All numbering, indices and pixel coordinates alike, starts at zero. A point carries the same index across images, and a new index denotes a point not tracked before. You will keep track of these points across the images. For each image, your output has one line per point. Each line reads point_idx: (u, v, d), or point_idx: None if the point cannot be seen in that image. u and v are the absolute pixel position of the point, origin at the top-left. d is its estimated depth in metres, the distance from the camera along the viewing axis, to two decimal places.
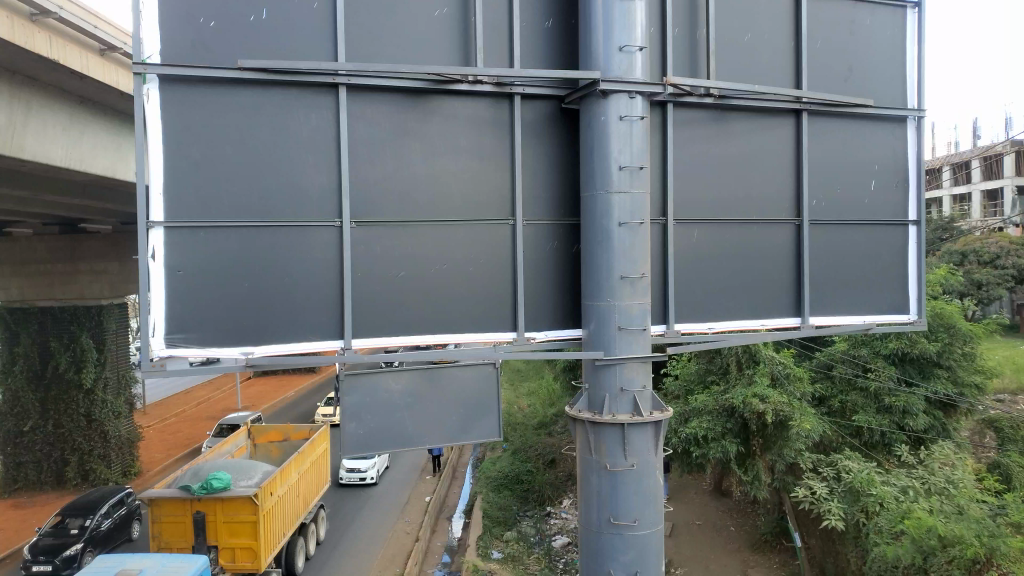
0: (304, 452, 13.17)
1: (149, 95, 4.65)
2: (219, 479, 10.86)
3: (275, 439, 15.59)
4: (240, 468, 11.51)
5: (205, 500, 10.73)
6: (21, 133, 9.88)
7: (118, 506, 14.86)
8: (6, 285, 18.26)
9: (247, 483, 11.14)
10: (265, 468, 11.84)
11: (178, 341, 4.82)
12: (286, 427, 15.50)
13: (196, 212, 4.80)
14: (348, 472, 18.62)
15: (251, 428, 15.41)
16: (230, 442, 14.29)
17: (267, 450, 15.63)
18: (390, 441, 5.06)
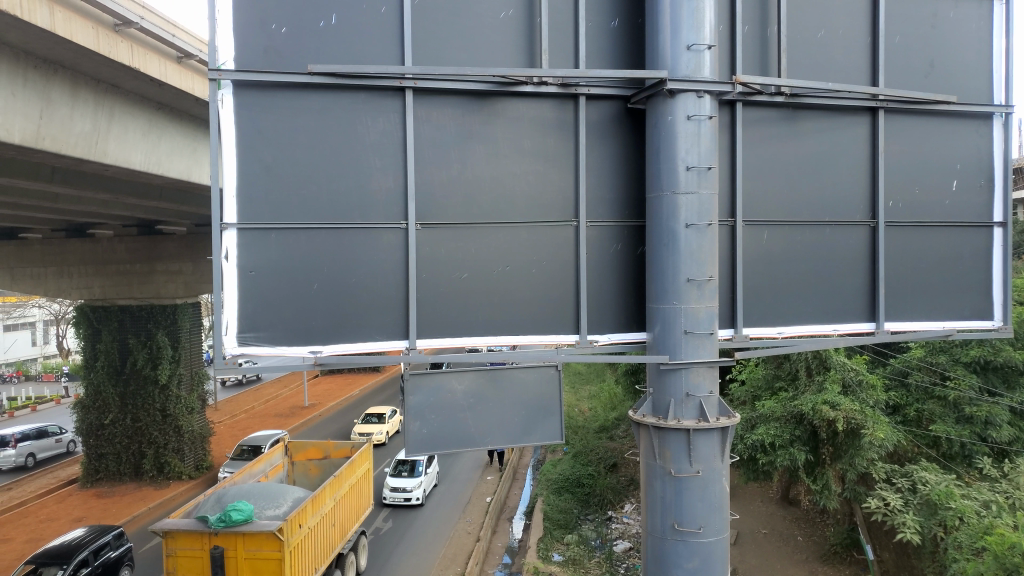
0: (344, 473, 11.89)
1: (224, 100, 4.79)
2: (240, 511, 9.55)
3: (315, 457, 14.57)
4: (266, 496, 10.12)
5: (224, 534, 9.44)
6: (104, 139, 10.34)
7: (105, 550, 12.41)
8: (88, 284, 19.26)
9: (271, 514, 9.76)
10: (296, 496, 10.49)
11: (250, 340, 4.94)
12: (326, 444, 14.47)
13: (268, 214, 4.92)
14: (394, 490, 16.92)
15: (286, 444, 14.32)
16: (263, 461, 13.28)
17: (306, 469, 14.59)
18: (453, 441, 5.09)
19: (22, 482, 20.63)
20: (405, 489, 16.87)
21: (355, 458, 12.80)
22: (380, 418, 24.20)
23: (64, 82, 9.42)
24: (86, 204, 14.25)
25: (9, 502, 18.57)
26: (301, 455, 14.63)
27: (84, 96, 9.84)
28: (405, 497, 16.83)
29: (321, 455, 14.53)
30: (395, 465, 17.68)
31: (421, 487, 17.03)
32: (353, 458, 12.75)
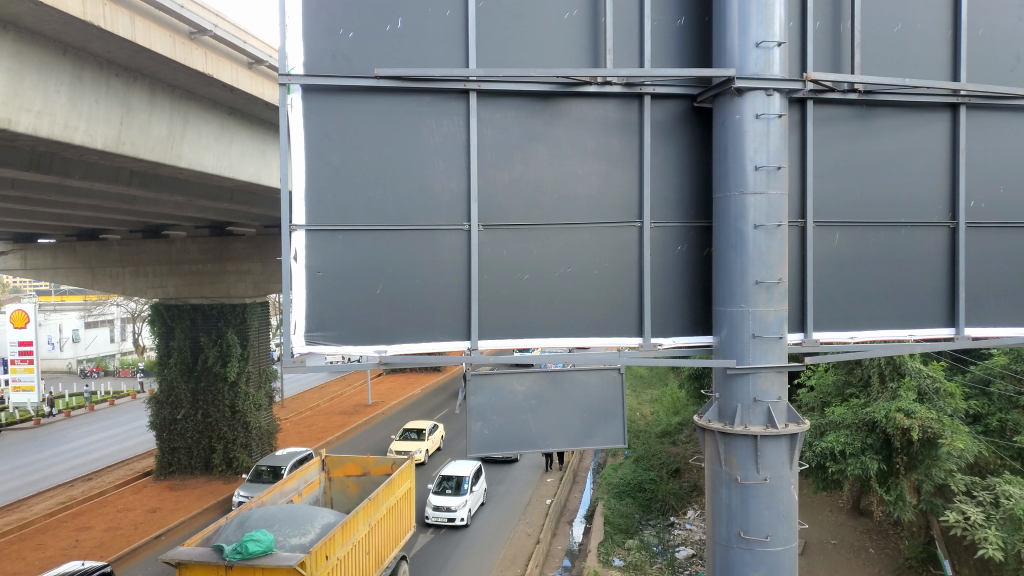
0: (382, 494, 11.26)
1: (293, 104, 4.91)
2: (258, 541, 8.69)
3: (354, 473, 13.95)
4: (294, 521, 9.59)
5: (240, 568, 8.54)
6: (179, 144, 10.71)
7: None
8: (163, 283, 20.09)
9: (296, 544, 9.13)
10: (325, 521, 9.91)
11: (317, 339, 5.04)
12: (365, 460, 13.85)
13: (334, 216, 5.01)
14: (436, 509, 15.70)
15: (324, 459, 13.77)
16: (296, 478, 12.75)
17: (344, 486, 13.96)
18: (514, 443, 5.09)
19: (101, 473, 21.55)
20: (448, 508, 15.60)
21: (395, 476, 12.23)
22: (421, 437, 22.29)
23: (143, 89, 9.79)
24: (161, 206, 14.76)
25: (89, 492, 19.41)
26: (340, 471, 14.06)
27: (161, 103, 10.20)
28: (448, 517, 15.56)
29: (359, 471, 13.92)
30: (439, 481, 16.43)
31: (465, 506, 15.75)
32: (393, 475, 12.19)
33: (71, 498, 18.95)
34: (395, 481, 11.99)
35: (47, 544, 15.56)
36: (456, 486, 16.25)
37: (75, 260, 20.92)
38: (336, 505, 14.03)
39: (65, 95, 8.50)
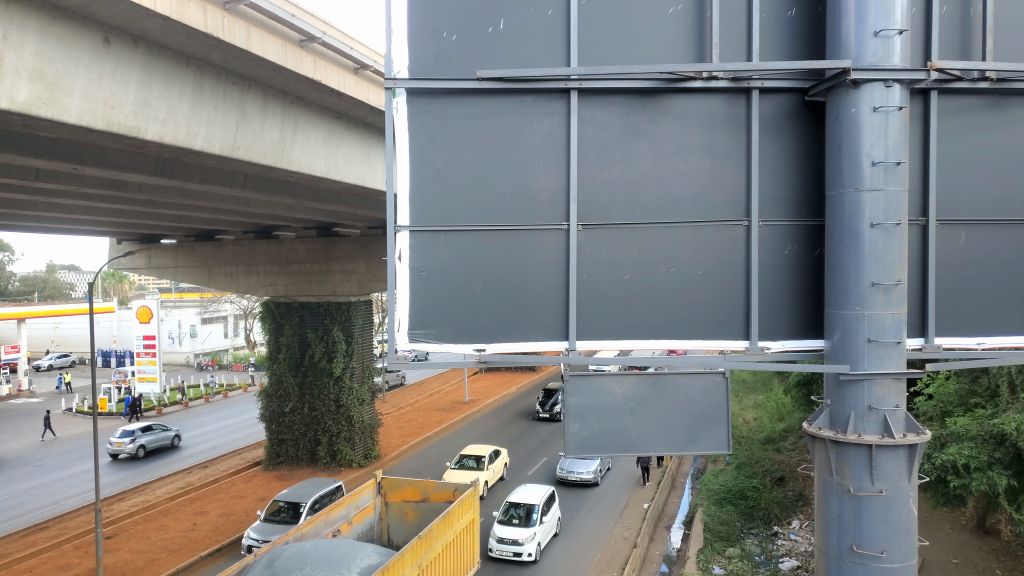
0: (436, 531, 10.25)
1: (398, 106, 5.02)
2: None
3: (411, 499, 13.05)
4: (328, 562, 8.45)
5: None
6: (290, 148, 11.14)
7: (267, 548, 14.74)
8: (275, 281, 21.04)
9: None
10: (363, 564, 8.67)
11: (420, 336, 5.15)
12: (425, 484, 12.96)
13: (437, 216, 5.10)
14: (501, 542, 13.84)
15: (380, 482, 12.96)
16: (346, 504, 11.99)
17: (401, 512, 13.07)
18: (615, 446, 5.03)
19: (216, 461, 22.77)
20: (515, 540, 13.69)
21: (455, 509, 11.35)
22: (480, 465, 18.75)
23: (257, 96, 10.26)
24: (272, 207, 15.41)
25: (205, 479, 20.55)
26: (397, 495, 13.13)
27: (272, 109, 10.64)
28: (514, 550, 13.62)
29: (418, 496, 13.00)
30: (506, 510, 14.65)
31: (534, 539, 13.76)
32: (452, 505, 11.28)
33: (189, 483, 20.10)
34: (454, 512, 11.15)
35: (168, 525, 16.59)
36: (524, 516, 14.31)
37: (193, 259, 22.07)
38: (393, 534, 13.14)
39: (187, 104, 9.04)
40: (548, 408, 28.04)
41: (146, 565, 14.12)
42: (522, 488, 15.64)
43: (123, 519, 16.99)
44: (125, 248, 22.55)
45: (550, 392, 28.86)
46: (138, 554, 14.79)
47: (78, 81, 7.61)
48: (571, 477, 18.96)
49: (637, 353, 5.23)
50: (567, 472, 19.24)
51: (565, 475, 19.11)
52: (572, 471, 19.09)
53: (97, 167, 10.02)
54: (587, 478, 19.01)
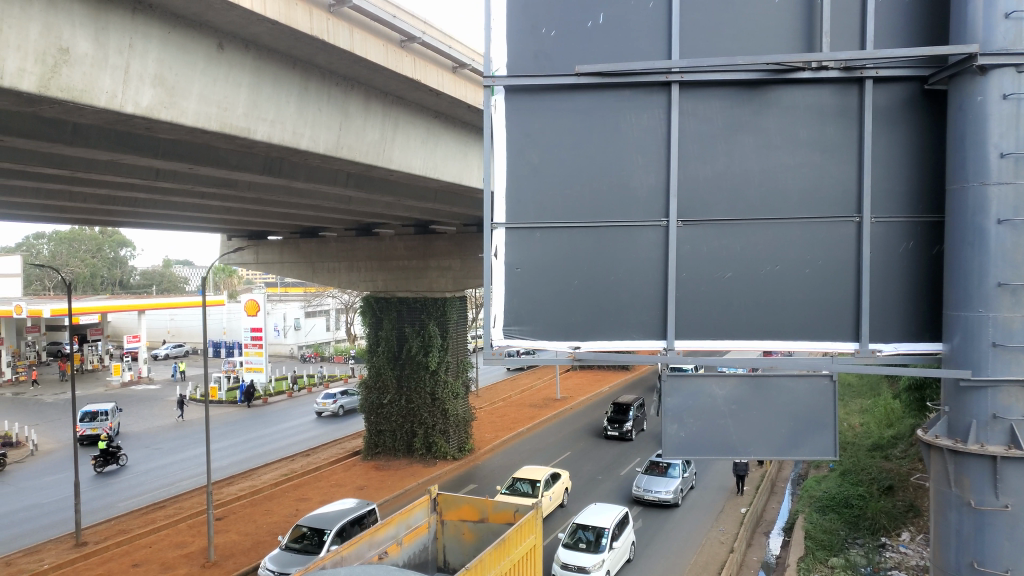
0: (486, 561, 8.99)
1: (497, 104, 5.10)
2: None
3: (469, 518, 11.50)
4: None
5: None
6: (390, 147, 11.41)
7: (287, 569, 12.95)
8: (375, 276, 21.69)
9: None
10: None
11: (515, 333, 5.19)
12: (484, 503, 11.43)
13: (534, 214, 5.14)
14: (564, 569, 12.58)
15: (434, 497, 11.40)
16: (395, 522, 10.50)
17: (458, 532, 11.50)
18: (714, 447, 4.92)
19: (317, 450, 23.63)
20: (580, 567, 12.42)
21: (513, 537, 10.08)
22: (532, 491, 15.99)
23: (359, 98, 10.56)
24: (372, 205, 15.81)
25: (307, 466, 21.35)
26: (454, 514, 11.56)
27: (374, 109, 10.92)
28: None
29: (476, 517, 11.45)
30: (573, 533, 13.50)
31: (603, 567, 12.51)
32: (509, 534, 10.00)
33: (292, 471, 20.92)
34: (511, 539, 9.90)
35: (273, 510, 17.33)
36: (592, 541, 13.08)
37: (298, 255, 23.32)
38: (449, 556, 11.55)
39: (293, 105, 9.39)
40: (618, 428, 24.31)
41: (254, 547, 14.81)
42: (594, 509, 14.34)
43: (232, 502, 17.88)
44: (235, 244, 23.72)
45: (622, 407, 25.10)
46: (246, 535, 15.52)
47: (194, 85, 8.03)
48: (648, 496, 16.99)
49: (735, 354, 5.10)
50: (643, 491, 17.26)
51: (641, 495, 17.17)
52: (648, 491, 17.07)
53: (211, 166, 10.54)
54: (666, 498, 16.94)
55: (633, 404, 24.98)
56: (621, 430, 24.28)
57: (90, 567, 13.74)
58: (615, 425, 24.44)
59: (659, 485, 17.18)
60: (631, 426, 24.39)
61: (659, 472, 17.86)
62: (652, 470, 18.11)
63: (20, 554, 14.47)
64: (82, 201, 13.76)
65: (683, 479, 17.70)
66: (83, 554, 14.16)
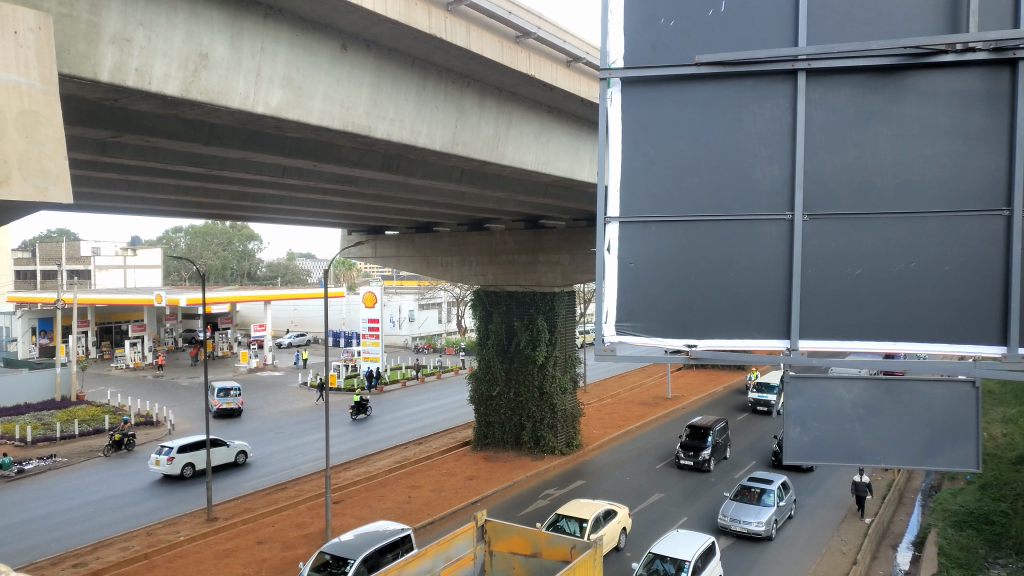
0: None
1: (613, 97, 5.34)
2: None
3: (519, 552, 9.86)
4: None
5: None
6: (503, 142, 11.45)
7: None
8: (485, 270, 22.03)
9: None
10: None
11: (627, 328, 5.42)
12: (536, 535, 9.70)
13: (648, 207, 5.37)
14: None
15: (481, 525, 9.89)
16: (430, 555, 8.98)
17: (507, 567, 9.90)
18: (841, 453, 4.86)
19: (429, 439, 24.18)
20: None
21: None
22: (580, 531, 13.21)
23: (474, 94, 10.69)
24: (485, 201, 16.11)
25: (419, 454, 21.90)
26: (503, 545, 9.97)
27: (488, 105, 11.03)
28: None
29: (529, 550, 9.76)
30: (648, 564, 11.84)
31: None
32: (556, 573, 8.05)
33: (405, 458, 21.57)
34: None
35: (387, 496, 17.85)
36: None
37: (413, 249, 24.08)
38: None
39: (412, 103, 9.62)
40: (694, 456, 19.96)
41: None
42: (677, 535, 12.63)
43: (348, 486, 18.57)
44: (356, 238, 25.14)
45: (699, 430, 20.60)
46: (361, 520, 16.08)
47: (319, 85, 8.35)
48: (736, 526, 14.72)
49: (859, 355, 5.10)
50: (731, 520, 14.94)
51: (728, 524, 14.86)
52: (736, 521, 14.74)
53: (333, 164, 10.96)
54: (758, 530, 14.54)
55: (714, 427, 20.51)
56: (696, 460, 19.91)
57: (219, 541, 14.61)
58: (690, 452, 20.09)
59: (749, 514, 14.83)
60: (710, 454, 19.98)
61: (750, 498, 15.46)
62: (742, 496, 15.60)
63: (159, 525, 15.62)
64: (214, 197, 14.63)
65: (779, 509, 15.18)
66: (213, 529, 15.09)
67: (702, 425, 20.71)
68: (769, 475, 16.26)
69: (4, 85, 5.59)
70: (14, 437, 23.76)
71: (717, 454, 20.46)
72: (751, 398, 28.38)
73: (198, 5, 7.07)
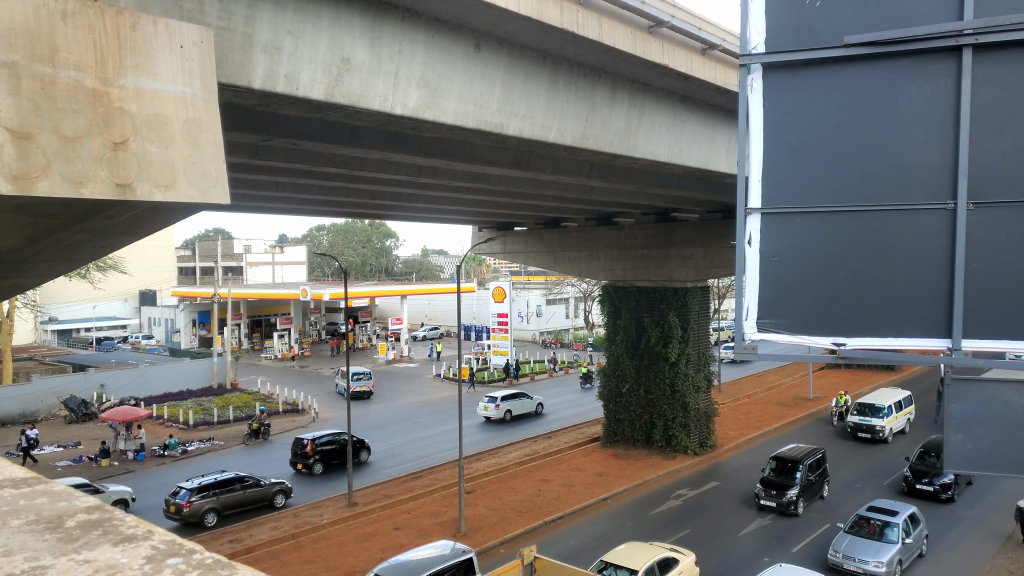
0: None
1: (752, 84, 5.53)
2: None
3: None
4: None
5: None
6: (635, 135, 11.29)
7: None
8: (614, 266, 21.91)
9: None
10: None
11: (769, 325, 5.59)
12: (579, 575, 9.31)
13: (792, 200, 5.50)
14: None
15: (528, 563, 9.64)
16: None
17: None
18: (1010, 464, 4.64)
19: (558, 433, 24.23)
20: None
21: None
22: None
23: (606, 87, 10.59)
24: (615, 196, 15.97)
25: (549, 448, 21.99)
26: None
27: (621, 97, 10.92)
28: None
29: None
30: None
31: None
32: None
33: (536, 451, 21.78)
34: None
35: (517, 488, 18.09)
36: None
37: (542, 245, 24.34)
38: None
39: (543, 98, 9.65)
40: (776, 497, 15.74)
41: (500, 522, 15.53)
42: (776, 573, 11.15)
43: (480, 477, 18.97)
44: (485, 234, 25.60)
45: (786, 463, 16.37)
46: (493, 510, 16.38)
47: (454, 85, 8.54)
48: (849, 566, 12.38)
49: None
50: (844, 556, 12.65)
51: (839, 562, 12.57)
52: (849, 559, 12.44)
53: (466, 163, 11.21)
54: (877, 571, 12.18)
55: (804, 461, 16.17)
56: (780, 502, 15.67)
57: (360, 526, 15.30)
58: (771, 492, 15.87)
59: (866, 552, 12.49)
60: (798, 495, 15.71)
61: (869, 532, 13.08)
62: (859, 529, 13.22)
63: (306, 507, 16.56)
64: (355, 196, 15.28)
65: (906, 548, 12.71)
66: (355, 513, 15.83)
67: (790, 457, 16.42)
68: (894, 505, 13.73)
69: (173, 97, 6.07)
70: (178, 421, 25.93)
71: (808, 495, 16.14)
72: (850, 423, 22.64)
73: (342, 12, 7.42)
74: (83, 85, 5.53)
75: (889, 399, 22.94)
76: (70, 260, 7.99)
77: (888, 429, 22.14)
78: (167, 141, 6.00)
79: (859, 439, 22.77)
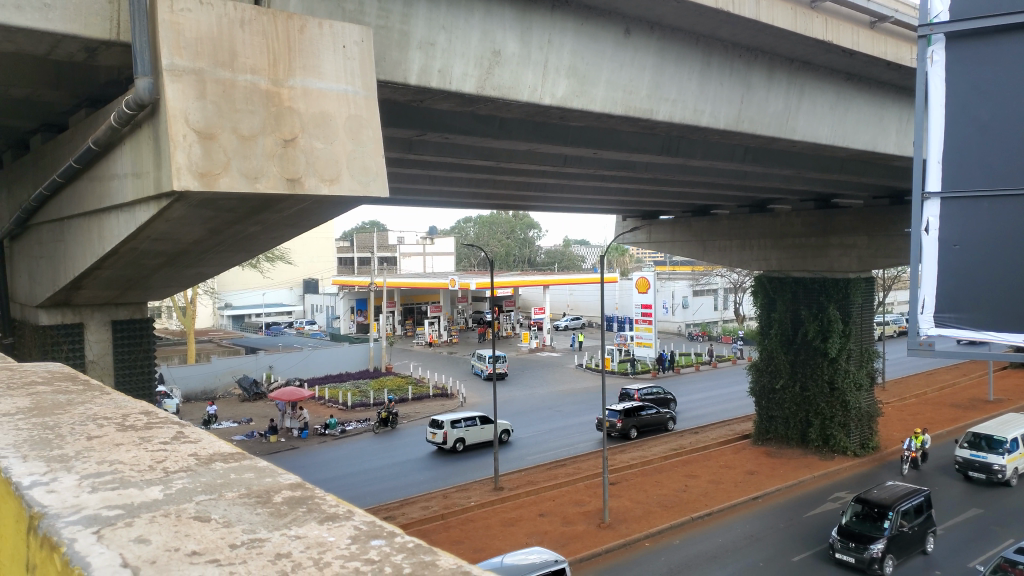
0: None
1: (932, 57, 6.61)
2: None
3: None
4: None
5: None
6: (795, 116, 10.73)
7: None
8: (768, 256, 20.99)
9: None
10: None
11: (949, 319, 6.57)
12: None
13: (973, 184, 6.44)
14: None
15: None
16: None
17: None
18: None
19: (706, 429, 23.57)
20: None
21: None
22: None
23: (763, 67, 10.12)
24: (771, 181, 15.27)
25: (696, 443, 21.44)
26: None
27: (781, 78, 10.41)
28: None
29: None
30: None
31: None
32: None
33: (682, 445, 21.33)
34: None
35: (663, 483, 17.78)
36: None
37: (690, 234, 23.78)
38: None
39: (695, 81, 9.36)
40: (856, 551, 12.41)
41: (645, 516, 15.31)
42: None
43: (625, 469, 18.84)
44: (631, 224, 25.30)
45: (872, 509, 12.98)
46: (638, 503, 16.19)
47: (604, 72, 8.45)
48: None
49: None
50: None
51: None
52: None
53: (613, 151, 11.09)
54: None
55: (896, 507, 12.76)
56: (861, 558, 12.36)
57: (505, 510, 15.61)
58: (849, 545, 12.55)
59: None
60: (886, 550, 12.35)
61: None
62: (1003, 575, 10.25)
63: (454, 489, 17.10)
64: (503, 187, 15.47)
65: None
66: (501, 497, 16.16)
67: (878, 501, 13.01)
68: None
69: (337, 95, 6.40)
70: (338, 402, 27.54)
71: (901, 550, 12.67)
72: (959, 458, 17.96)
73: (494, 5, 7.53)
74: (258, 88, 5.93)
75: (1014, 429, 17.94)
76: (249, 250, 8.63)
77: (1010, 469, 17.21)
78: (332, 138, 6.30)
79: (971, 480, 18.04)
